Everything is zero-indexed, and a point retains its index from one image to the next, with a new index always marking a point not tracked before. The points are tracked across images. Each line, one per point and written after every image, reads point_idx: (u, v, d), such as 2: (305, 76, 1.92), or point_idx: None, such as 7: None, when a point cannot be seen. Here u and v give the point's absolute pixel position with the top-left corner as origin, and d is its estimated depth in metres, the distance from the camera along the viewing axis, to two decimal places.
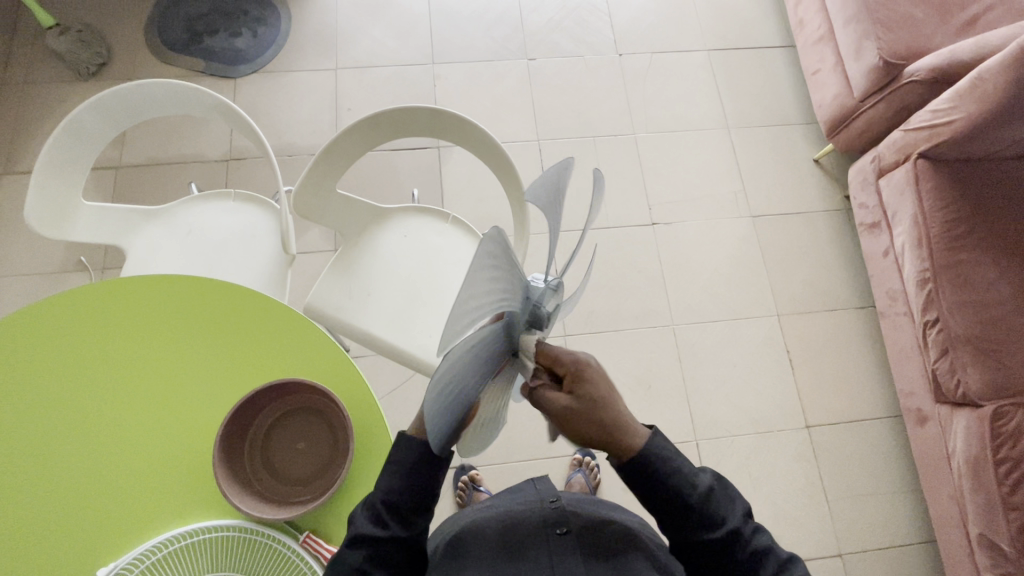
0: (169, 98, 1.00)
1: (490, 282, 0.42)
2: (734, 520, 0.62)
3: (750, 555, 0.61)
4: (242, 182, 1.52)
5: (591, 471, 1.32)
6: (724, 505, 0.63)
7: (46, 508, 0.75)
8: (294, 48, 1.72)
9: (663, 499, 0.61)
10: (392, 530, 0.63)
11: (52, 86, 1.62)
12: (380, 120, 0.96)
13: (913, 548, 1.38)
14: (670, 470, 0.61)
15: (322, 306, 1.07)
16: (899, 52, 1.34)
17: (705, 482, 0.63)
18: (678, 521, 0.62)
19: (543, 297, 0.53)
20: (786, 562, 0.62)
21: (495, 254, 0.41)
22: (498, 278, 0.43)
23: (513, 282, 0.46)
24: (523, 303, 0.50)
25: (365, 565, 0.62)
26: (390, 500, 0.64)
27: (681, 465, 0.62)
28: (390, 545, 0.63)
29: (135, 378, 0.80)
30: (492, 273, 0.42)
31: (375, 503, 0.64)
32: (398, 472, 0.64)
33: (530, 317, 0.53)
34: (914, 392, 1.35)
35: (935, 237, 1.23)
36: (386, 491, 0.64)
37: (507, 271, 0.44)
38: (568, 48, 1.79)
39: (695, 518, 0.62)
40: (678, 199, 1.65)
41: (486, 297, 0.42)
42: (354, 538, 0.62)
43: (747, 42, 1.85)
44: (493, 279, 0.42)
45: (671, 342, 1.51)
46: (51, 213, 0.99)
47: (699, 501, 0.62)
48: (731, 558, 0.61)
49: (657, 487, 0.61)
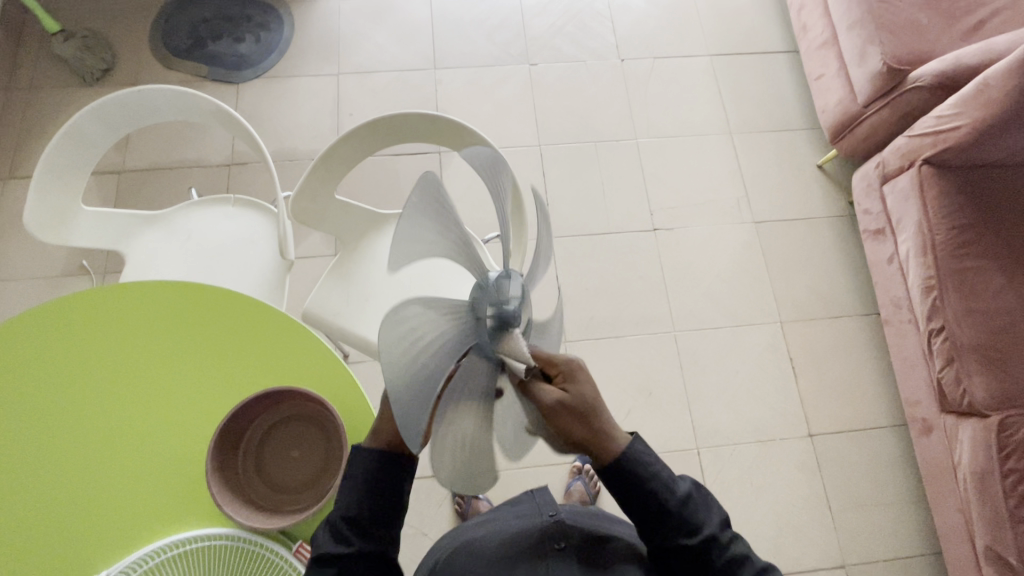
0: (168, 105, 1.01)
1: (435, 234, 0.49)
2: (712, 526, 0.62)
3: (726, 562, 0.61)
4: (243, 187, 1.52)
5: (590, 480, 1.31)
6: (703, 511, 0.63)
7: (40, 515, 0.75)
8: (297, 53, 1.73)
9: (640, 501, 0.62)
10: (355, 545, 0.63)
11: (56, 90, 1.63)
12: (378, 126, 0.96)
13: (918, 559, 1.36)
14: (647, 473, 0.62)
15: (320, 312, 1.07)
16: (904, 58, 1.32)
17: (683, 489, 0.63)
18: (655, 525, 0.62)
19: (503, 290, 0.54)
20: (765, 571, 0.62)
21: (437, 208, 0.48)
22: (441, 238, 0.50)
23: (458, 254, 0.52)
24: (480, 294, 0.54)
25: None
26: (351, 515, 0.64)
27: (657, 468, 0.62)
28: (356, 562, 0.62)
29: (126, 388, 0.80)
30: (436, 224, 0.48)
31: (336, 520, 0.64)
32: (353, 486, 0.64)
33: (496, 318, 0.54)
34: (919, 401, 1.33)
35: (939, 244, 1.22)
36: (346, 508, 0.64)
37: (451, 238, 0.51)
38: (570, 53, 1.79)
39: (673, 521, 0.62)
40: (681, 205, 1.64)
41: (431, 248, 0.48)
42: (320, 558, 0.62)
43: (750, 47, 1.84)
44: (436, 232, 0.49)
45: (672, 349, 1.49)
46: (49, 219, 0.99)
47: (676, 505, 0.62)
48: (708, 564, 0.61)
49: (633, 490, 0.61)
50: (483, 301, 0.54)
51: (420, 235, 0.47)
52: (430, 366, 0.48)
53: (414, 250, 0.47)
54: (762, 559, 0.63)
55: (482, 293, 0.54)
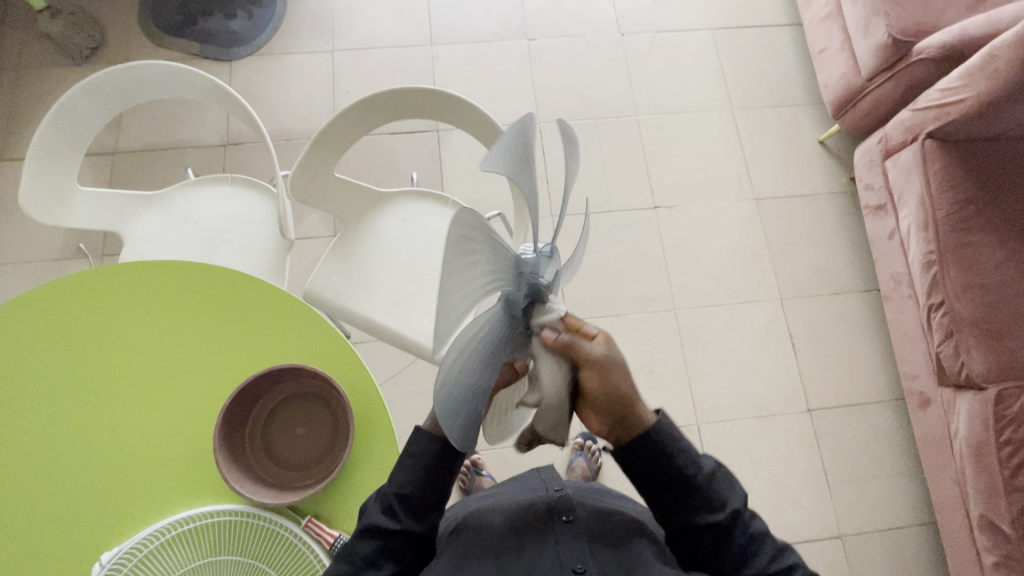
0: (161, 82, 0.98)
1: (472, 257, 0.46)
2: (736, 504, 0.65)
3: (747, 540, 0.64)
4: (239, 168, 1.50)
5: (592, 456, 1.33)
6: (726, 489, 0.65)
7: (50, 495, 0.76)
8: (289, 29, 1.69)
9: (669, 479, 0.63)
10: (405, 523, 0.65)
11: (45, 69, 1.60)
12: (377, 102, 0.94)
13: (912, 529, 1.39)
14: (676, 449, 0.63)
15: (322, 291, 1.07)
16: (910, 29, 1.30)
17: (709, 466, 0.66)
18: (679, 503, 0.64)
19: (538, 265, 0.52)
20: (781, 550, 0.65)
21: (471, 230, 0.44)
22: (479, 255, 0.47)
23: (500, 261, 0.50)
24: (516, 280, 0.52)
25: (376, 557, 0.63)
26: (404, 494, 0.65)
27: (685, 446, 0.64)
28: (401, 538, 0.64)
29: (130, 367, 0.80)
30: (472, 245, 0.45)
31: (387, 497, 0.65)
32: (412, 467, 0.65)
33: (530, 291, 0.52)
34: (917, 374, 1.35)
35: (942, 219, 1.21)
36: (399, 485, 0.65)
37: (491, 246, 0.48)
38: (569, 28, 1.76)
39: (698, 499, 0.64)
40: (681, 182, 1.63)
41: (470, 276, 0.46)
42: (366, 530, 0.64)
43: (752, 21, 1.81)
44: (473, 257, 0.46)
45: (672, 327, 1.50)
46: (45, 199, 0.98)
47: (703, 484, 0.64)
48: (732, 541, 0.64)
49: (665, 466, 0.63)
50: (518, 289, 0.52)
51: (459, 268, 0.44)
52: (477, 377, 0.50)
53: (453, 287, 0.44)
54: (778, 538, 0.65)
55: (514, 276, 0.52)
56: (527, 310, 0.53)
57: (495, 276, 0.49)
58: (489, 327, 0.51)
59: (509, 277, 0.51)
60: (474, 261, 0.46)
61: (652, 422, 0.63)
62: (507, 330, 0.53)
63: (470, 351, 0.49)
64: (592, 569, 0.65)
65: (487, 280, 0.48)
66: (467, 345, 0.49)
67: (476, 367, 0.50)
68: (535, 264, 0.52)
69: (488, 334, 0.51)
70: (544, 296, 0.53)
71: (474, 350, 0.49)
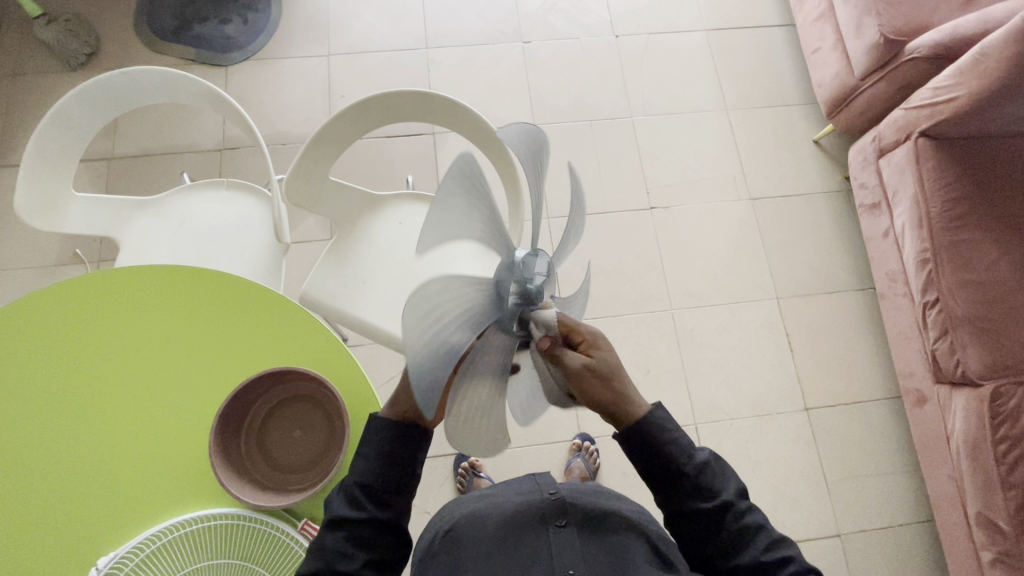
0: (155, 87, 0.99)
1: (473, 205, 0.48)
2: (728, 493, 0.65)
3: (739, 529, 0.63)
4: (235, 172, 1.51)
5: (590, 456, 1.33)
6: (719, 479, 0.66)
7: (47, 502, 0.76)
8: (285, 34, 1.70)
9: (659, 464, 0.65)
10: (370, 512, 0.64)
11: (41, 76, 1.60)
12: (371, 104, 0.95)
13: (910, 526, 1.39)
14: (668, 438, 0.65)
15: (318, 295, 1.07)
16: (901, 29, 1.30)
17: (703, 455, 0.66)
18: (672, 488, 0.65)
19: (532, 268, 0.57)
20: (778, 541, 0.63)
21: (478, 180, 0.48)
22: (479, 211, 0.50)
23: (496, 234, 0.53)
24: (509, 264, 0.55)
25: (345, 548, 0.62)
26: (365, 482, 0.65)
27: (679, 434, 0.66)
28: (368, 527, 0.63)
29: (128, 372, 0.80)
30: (475, 198, 0.49)
31: (350, 486, 0.65)
32: (370, 455, 0.65)
33: (520, 294, 0.58)
34: (913, 372, 1.35)
35: (935, 217, 1.22)
36: (361, 473, 0.65)
37: (492, 216, 0.52)
38: (564, 30, 1.76)
39: (689, 485, 0.64)
40: (676, 182, 1.64)
41: (464, 221, 0.48)
42: (332, 521, 0.63)
43: (746, 21, 1.81)
44: (474, 205, 0.48)
45: (669, 327, 1.50)
46: (41, 205, 0.98)
47: (693, 471, 0.64)
48: (725, 530, 0.63)
49: (654, 453, 0.65)
50: (509, 278, 0.55)
51: (457, 210, 0.47)
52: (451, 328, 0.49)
53: (447, 222, 0.46)
54: (775, 530, 0.64)
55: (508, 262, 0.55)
56: (515, 309, 0.58)
57: (490, 241, 0.52)
58: (475, 291, 0.51)
59: (502, 253, 0.54)
60: (472, 211, 0.49)
61: (645, 413, 0.65)
62: (489, 305, 0.53)
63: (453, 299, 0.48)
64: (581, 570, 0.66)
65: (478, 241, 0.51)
66: (453, 291, 0.48)
67: (452, 319, 0.49)
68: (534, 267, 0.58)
69: (472, 296, 0.51)
70: (537, 298, 0.59)
71: (458, 301, 0.49)
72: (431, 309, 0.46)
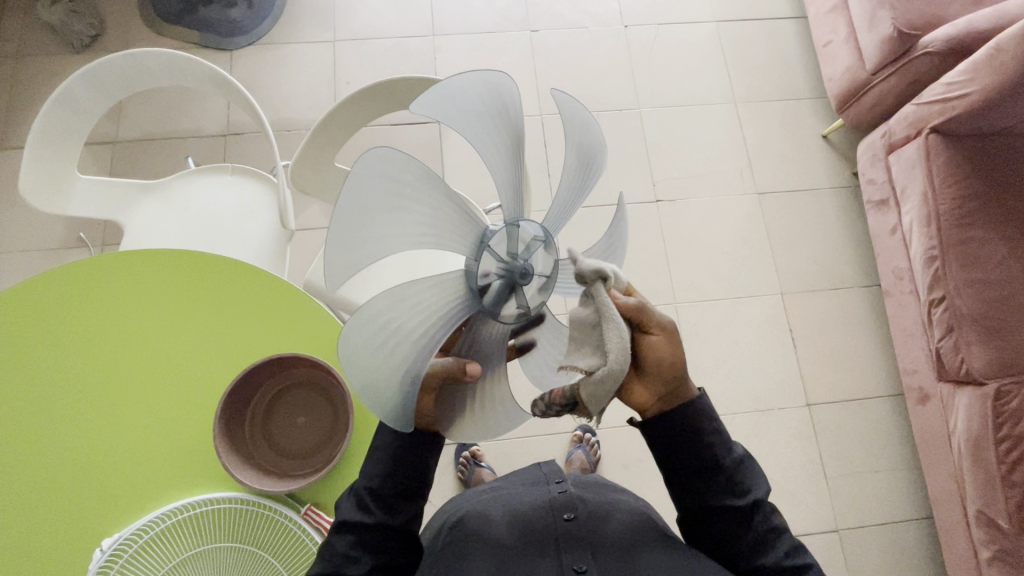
0: (160, 70, 0.98)
1: (399, 207, 0.46)
2: (760, 492, 0.67)
3: (766, 529, 0.65)
4: (240, 158, 1.50)
5: (591, 448, 1.33)
6: (752, 477, 0.67)
7: (51, 482, 0.76)
8: (290, 20, 1.68)
9: (699, 454, 0.65)
10: (377, 516, 0.64)
11: (45, 58, 1.59)
12: (378, 91, 0.94)
13: (909, 523, 1.40)
14: (710, 429, 0.66)
15: (322, 282, 1.07)
16: (915, 23, 1.29)
17: (739, 452, 0.68)
18: (708, 481, 0.66)
19: (514, 246, 0.53)
20: (796, 547, 0.66)
21: (394, 174, 0.45)
22: (413, 211, 0.47)
23: (441, 223, 0.50)
24: (476, 250, 0.52)
25: (352, 551, 0.63)
26: (373, 486, 0.65)
27: (721, 426, 0.66)
28: (374, 531, 0.64)
29: (131, 359, 0.80)
30: (399, 197, 0.46)
31: (359, 491, 0.65)
32: (380, 458, 0.65)
33: (503, 277, 0.53)
34: (917, 369, 1.35)
35: (944, 214, 1.21)
36: (369, 478, 0.65)
37: (425, 202, 0.48)
38: (572, 19, 1.74)
39: (724, 479, 0.66)
40: (683, 175, 1.62)
41: (393, 229, 0.46)
42: (341, 525, 0.64)
43: (757, 13, 1.79)
44: (400, 210, 0.46)
45: (672, 321, 1.50)
46: (45, 187, 0.98)
47: (731, 465, 0.66)
48: (751, 529, 0.65)
49: (696, 443, 0.65)
50: (480, 263, 0.52)
51: (375, 219, 0.44)
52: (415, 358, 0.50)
53: (366, 241, 0.44)
54: (794, 537, 0.67)
55: (476, 247, 0.52)
56: (497, 292, 0.53)
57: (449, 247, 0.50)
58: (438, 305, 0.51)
59: (465, 245, 0.52)
60: (400, 216, 0.46)
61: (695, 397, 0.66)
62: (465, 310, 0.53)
63: (399, 312, 0.48)
64: (593, 569, 0.64)
65: (418, 240, 0.48)
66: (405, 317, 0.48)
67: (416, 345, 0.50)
68: (525, 245, 0.54)
69: (435, 306, 0.51)
70: (524, 276, 0.53)
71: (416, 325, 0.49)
72: (378, 334, 0.47)
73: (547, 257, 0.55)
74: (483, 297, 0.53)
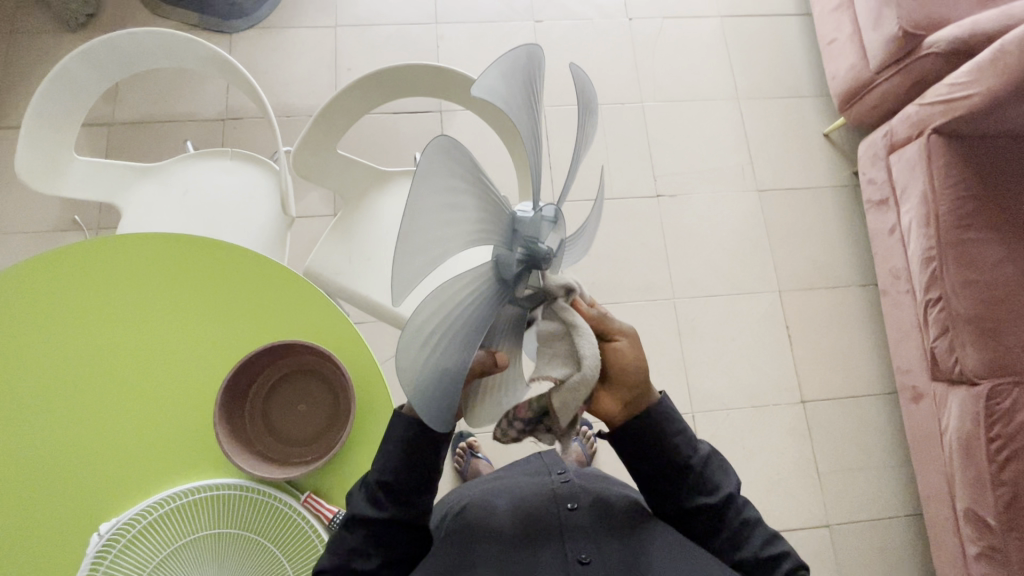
0: (161, 50, 0.96)
1: (455, 202, 0.44)
2: (728, 488, 0.68)
3: (740, 524, 0.67)
4: (239, 142, 1.48)
5: (588, 441, 1.34)
6: (719, 474, 0.69)
7: (47, 466, 0.76)
8: (291, 4, 1.66)
9: (664, 457, 0.67)
10: (387, 511, 0.64)
11: (40, 36, 1.56)
12: (383, 77, 0.92)
13: (897, 519, 1.42)
14: (672, 431, 0.67)
15: (322, 270, 1.06)
16: (921, 22, 1.29)
17: (705, 450, 0.70)
18: (676, 482, 0.68)
19: (537, 231, 0.52)
20: (774, 537, 0.67)
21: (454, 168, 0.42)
22: (466, 207, 0.45)
23: (490, 219, 0.48)
24: (508, 240, 0.51)
25: (362, 546, 0.64)
26: (385, 481, 0.64)
27: (684, 425, 0.68)
28: (384, 526, 0.64)
29: (131, 344, 0.79)
30: (457, 192, 0.43)
31: (370, 485, 0.65)
32: (394, 453, 0.64)
33: (525, 256, 0.53)
34: (911, 368, 1.36)
35: (943, 215, 1.21)
36: (380, 472, 0.65)
37: (478, 198, 0.46)
38: (576, 10, 1.73)
39: (692, 479, 0.68)
40: (684, 171, 1.62)
41: (450, 227, 0.44)
42: (351, 520, 0.64)
43: (762, 9, 1.79)
44: (457, 206, 0.44)
45: (671, 316, 1.50)
46: (41, 167, 0.96)
47: (698, 464, 0.68)
48: (725, 525, 0.67)
49: (659, 445, 0.67)
50: (511, 249, 0.51)
51: (435, 221, 0.42)
52: (458, 358, 0.49)
53: (433, 239, 0.43)
54: (771, 527, 0.68)
55: (509, 235, 0.51)
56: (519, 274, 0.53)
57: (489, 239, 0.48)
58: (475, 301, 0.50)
59: (501, 235, 0.50)
60: (456, 213, 0.44)
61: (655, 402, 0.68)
62: (495, 296, 0.52)
63: (444, 315, 0.47)
64: (597, 561, 0.65)
65: (471, 240, 0.46)
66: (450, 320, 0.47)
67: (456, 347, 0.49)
68: (538, 226, 0.52)
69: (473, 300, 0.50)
70: (543, 260, 0.53)
71: (456, 328, 0.48)
72: (426, 336, 0.46)
73: (556, 239, 0.54)
74: (513, 279, 0.53)
